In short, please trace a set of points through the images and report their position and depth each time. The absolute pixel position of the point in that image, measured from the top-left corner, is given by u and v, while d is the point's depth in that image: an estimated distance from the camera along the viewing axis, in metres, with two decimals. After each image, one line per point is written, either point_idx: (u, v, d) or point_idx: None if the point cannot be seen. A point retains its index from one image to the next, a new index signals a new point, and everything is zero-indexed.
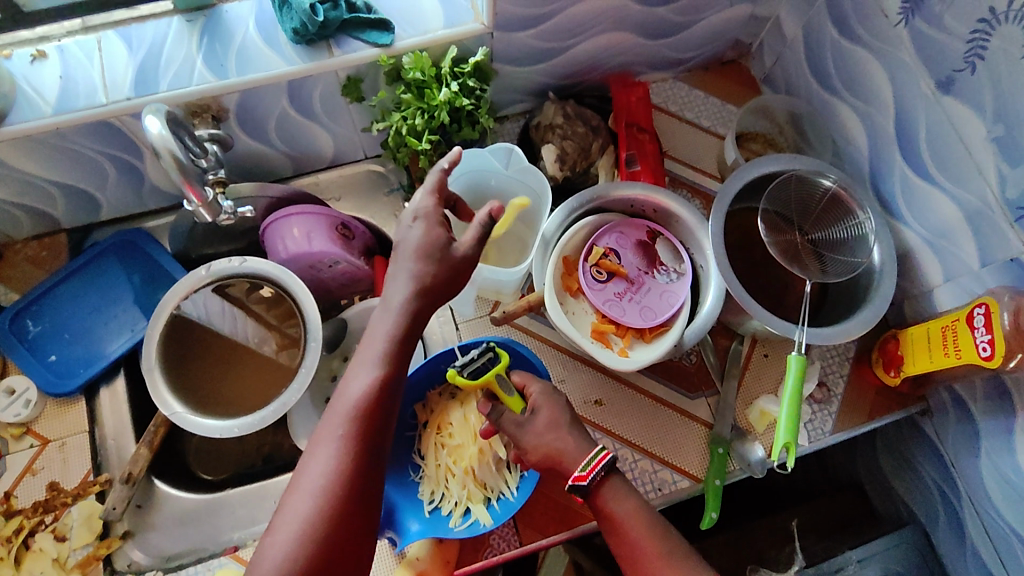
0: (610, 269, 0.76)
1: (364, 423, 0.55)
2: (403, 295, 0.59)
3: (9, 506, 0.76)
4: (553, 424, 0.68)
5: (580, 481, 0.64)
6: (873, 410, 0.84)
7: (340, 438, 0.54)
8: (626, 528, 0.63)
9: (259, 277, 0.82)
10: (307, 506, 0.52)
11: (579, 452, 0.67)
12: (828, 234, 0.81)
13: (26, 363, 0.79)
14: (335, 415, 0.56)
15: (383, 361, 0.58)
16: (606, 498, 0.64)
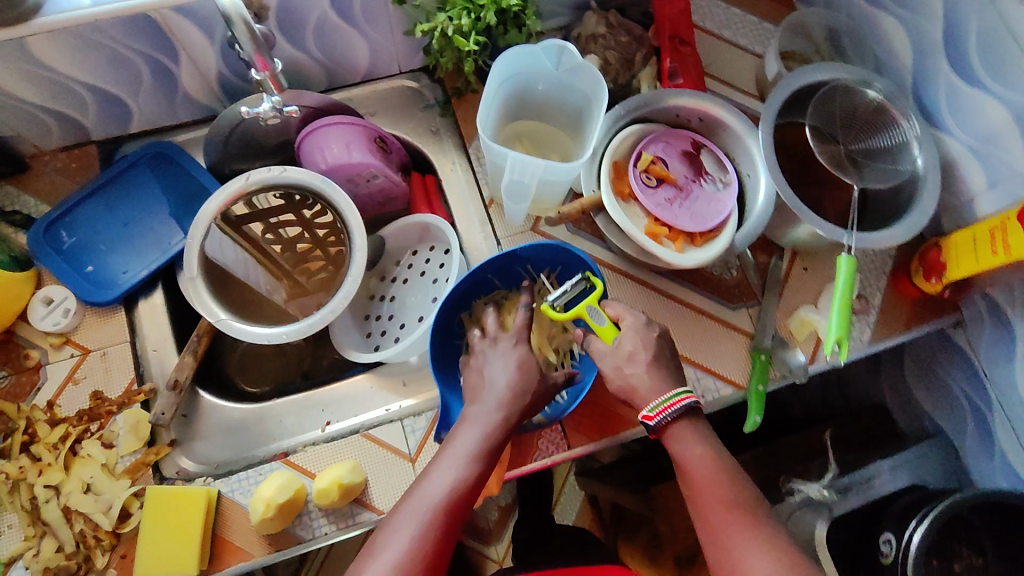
0: (659, 175, 0.76)
1: (473, 476, 0.60)
2: (514, 354, 0.68)
3: (53, 415, 0.75)
4: (633, 355, 0.68)
5: (648, 420, 0.65)
6: (910, 320, 0.85)
7: (431, 512, 0.58)
8: (692, 473, 0.63)
9: (285, 213, 0.87)
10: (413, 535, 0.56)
11: (653, 389, 0.66)
12: (870, 145, 0.81)
13: (64, 272, 0.78)
14: (455, 448, 0.61)
15: (503, 407, 0.64)
16: (673, 438, 0.65)
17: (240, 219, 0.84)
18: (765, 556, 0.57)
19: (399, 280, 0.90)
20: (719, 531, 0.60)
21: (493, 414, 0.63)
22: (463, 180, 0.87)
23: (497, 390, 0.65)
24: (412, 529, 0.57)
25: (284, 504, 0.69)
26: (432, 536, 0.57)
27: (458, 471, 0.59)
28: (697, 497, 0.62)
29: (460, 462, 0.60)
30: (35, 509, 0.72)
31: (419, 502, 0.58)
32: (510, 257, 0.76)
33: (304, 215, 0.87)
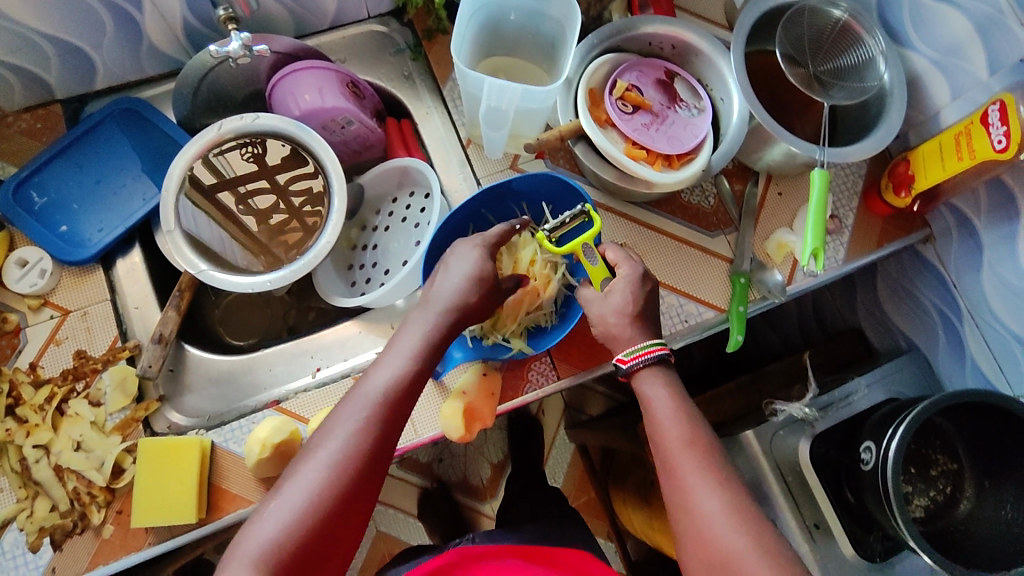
0: (635, 102, 0.76)
1: (384, 420, 0.58)
2: (450, 283, 0.64)
3: (36, 376, 0.73)
4: (622, 311, 0.68)
5: (621, 364, 0.67)
6: (881, 237, 0.88)
7: (342, 455, 0.55)
8: (655, 418, 0.64)
9: (258, 180, 0.87)
10: (317, 480, 0.54)
11: (631, 336, 0.68)
12: (840, 64, 0.82)
13: (37, 233, 0.76)
14: (361, 397, 0.59)
15: (418, 355, 0.62)
16: (642, 384, 0.67)
17: (213, 187, 0.84)
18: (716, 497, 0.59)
19: (380, 228, 0.89)
20: (675, 471, 0.61)
21: (436, 315, 0.64)
22: (439, 124, 0.87)
23: (440, 292, 0.65)
24: (354, 424, 0.57)
25: (280, 445, 0.69)
26: (373, 430, 0.57)
27: (400, 370, 0.60)
28: (660, 439, 0.63)
29: (400, 366, 0.61)
30: (26, 471, 0.71)
31: (362, 398, 0.59)
32: (498, 190, 0.76)
33: (276, 181, 0.87)
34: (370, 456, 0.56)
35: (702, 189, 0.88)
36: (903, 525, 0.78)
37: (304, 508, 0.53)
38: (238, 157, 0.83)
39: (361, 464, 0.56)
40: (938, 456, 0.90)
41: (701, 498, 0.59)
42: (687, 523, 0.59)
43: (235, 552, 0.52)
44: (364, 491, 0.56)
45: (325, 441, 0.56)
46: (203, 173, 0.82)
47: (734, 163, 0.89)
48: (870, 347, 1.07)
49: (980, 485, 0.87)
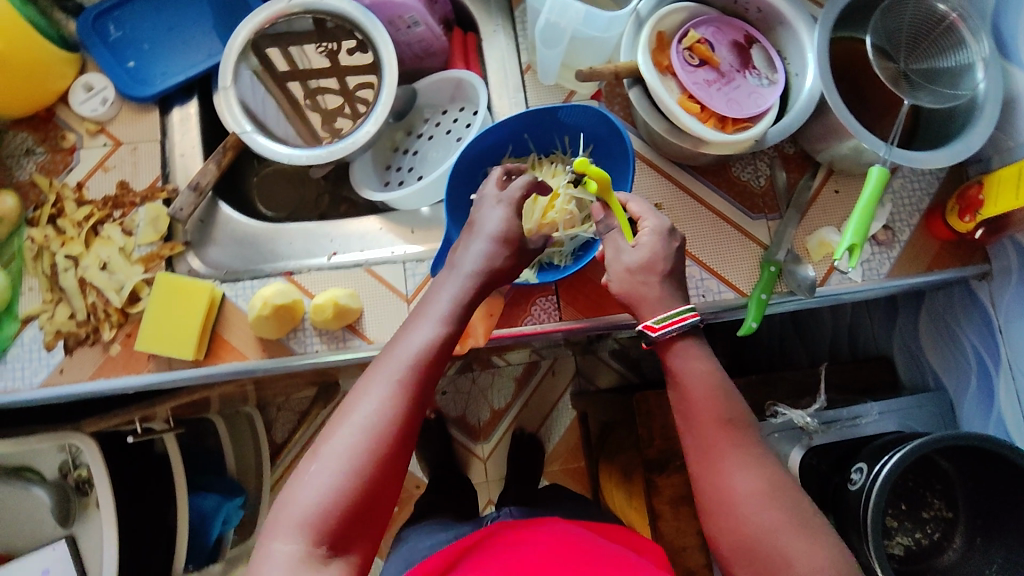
0: (703, 56, 0.73)
1: (419, 384, 0.57)
2: (477, 256, 0.64)
3: (81, 196, 0.78)
4: (648, 267, 0.64)
5: (649, 331, 0.63)
6: (934, 261, 0.83)
7: (385, 419, 0.54)
8: (685, 383, 0.62)
9: (327, 80, 0.88)
10: (355, 444, 0.53)
11: (662, 302, 0.64)
12: (933, 65, 0.76)
13: (106, 62, 0.80)
14: (395, 358, 0.58)
15: (446, 319, 0.61)
16: (674, 351, 0.63)
17: (286, 75, 0.86)
18: (751, 472, 0.58)
19: (424, 137, 0.90)
20: (700, 443, 0.60)
21: (462, 281, 0.63)
22: (503, 43, 0.86)
23: (465, 257, 0.65)
24: (388, 387, 0.56)
25: (280, 307, 0.73)
26: (411, 393, 0.56)
27: (433, 331, 0.59)
28: (691, 411, 0.61)
29: (432, 327, 0.60)
30: (55, 276, 0.77)
31: (394, 359, 0.58)
32: (545, 116, 0.75)
33: (346, 82, 0.88)
34: (408, 416, 0.55)
35: (755, 168, 0.84)
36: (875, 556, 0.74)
37: (348, 468, 0.52)
38: (315, 51, 0.86)
39: (399, 426, 0.54)
40: (934, 500, 0.86)
41: (734, 473, 0.58)
42: (714, 493, 0.58)
43: (281, 514, 0.51)
44: (404, 454, 0.55)
45: (360, 403, 0.55)
46: (278, 58, 0.85)
47: (795, 149, 0.84)
48: (896, 379, 1.02)
49: (971, 540, 0.82)
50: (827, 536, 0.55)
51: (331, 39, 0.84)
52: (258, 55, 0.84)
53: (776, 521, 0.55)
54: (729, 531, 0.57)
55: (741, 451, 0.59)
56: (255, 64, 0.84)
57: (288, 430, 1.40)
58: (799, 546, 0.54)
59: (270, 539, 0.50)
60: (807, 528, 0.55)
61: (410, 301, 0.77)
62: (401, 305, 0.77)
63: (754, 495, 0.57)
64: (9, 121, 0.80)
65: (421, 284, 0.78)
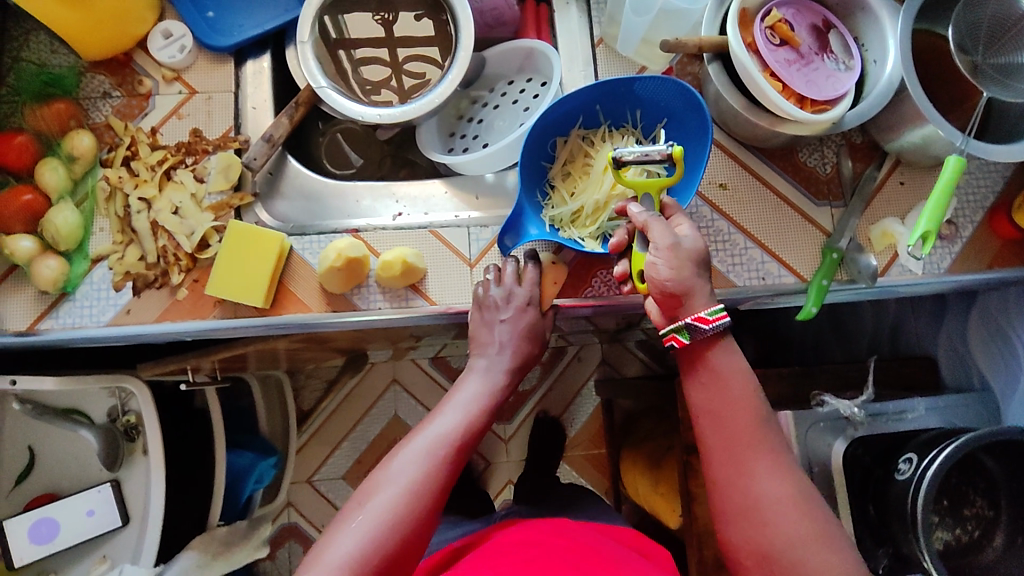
0: (784, 36, 0.74)
1: (452, 455, 0.63)
2: (503, 357, 0.73)
3: (154, 140, 0.80)
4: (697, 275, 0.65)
5: (700, 323, 0.64)
6: (995, 259, 0.83)
7: (421, 482, 0.60)
8: (721, 387, 0.64)
9: (372, 52, 0.91)
10: (393, 503, 0.58)
11: (707, 299, 0.65)
12: (1012, 60, 0.75)
13: (186, 10, 0.81)
14: (432, 433, 0.64)
15: (478, 407, 0.68)
16: (714, 350, 0.65)
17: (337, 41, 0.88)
18: (777, 481, 0.61)
19: (489, 106, 0.91)
20: (731, 444, 0.63)
21: (489, 379, 0.71)
22: (575, 17, 0.86)
23: (499, 345, 0.73)
24: (425, 462, 0.61)
25: (354, 260, 0.73)
26: (444, 464, 0.62)
27: (468, 413, 0.67)
28: (723, 412, 0.64)
29: (467, 411, 0.67)
30: (126, 219, 0.77)
31: (431, 432, 0.65)
32: (622, 88, 0.76)
33: (394, 54, 0.92)
34: (440, 485, 0.61)
35: (822, 154, 0.84)
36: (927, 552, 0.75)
37: (377, 531, 0.57)
38: (369, 22, 0.91)
39: (430, 501, 0.60)
40: (977, 498, 0.85)
41: (762, 479, 0.61)
42: (742, 495, 0.61)
43: (318, 561, 0.56)
44: (432, 517, 0.60)
45: (394, 473, 0.61)
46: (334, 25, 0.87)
47: (863, 139, 0.84)
48: (938, 380, 1.02)
49: (1013, 539, 0.83)
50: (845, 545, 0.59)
51: (389, 10, 0.91)
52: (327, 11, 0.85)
53: (797, 531, 0.59)
54: (749, 536, 0.60)
55: (771, 458, 0.62)
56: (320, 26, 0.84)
57: (314, 399, 1.46)
58: (820, 559, 0.58)
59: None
60: (828, 542, 0.58)
61: (473, 265, 0.79)
62: (465, 269, 0.78)
63: (780, 503, 0.60)
64: (87, 64, 0.81)
65: (484, 249, 0.79)
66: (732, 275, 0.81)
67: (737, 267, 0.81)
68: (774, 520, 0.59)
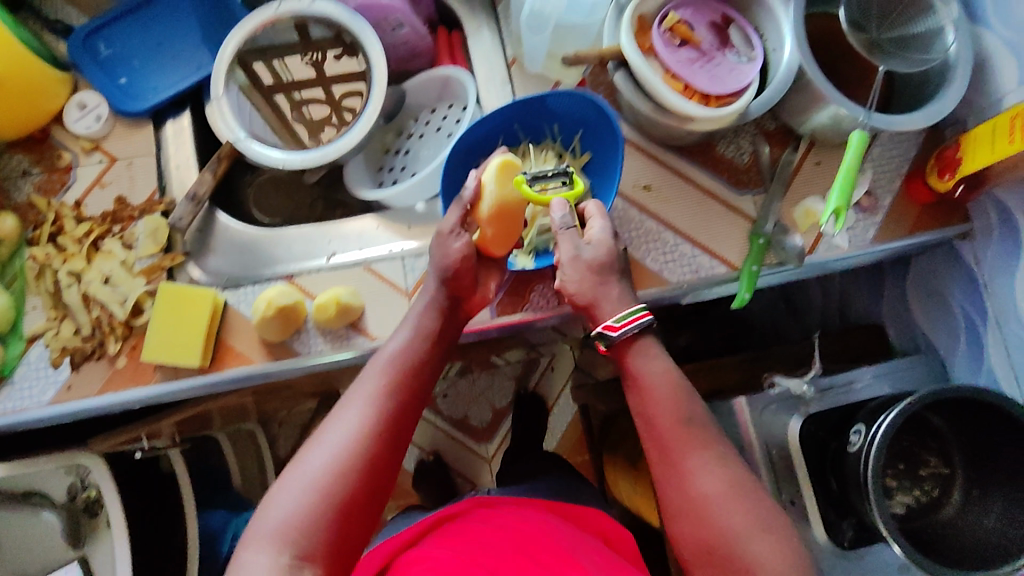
0: (683, 36, 0.75)
1: (389, 390, 0.65)
2: (431, 284, 0.74)
3: (79, 213, 0.79)
4: (603, 274, 0.70)
5: (611, 330, 0.68)
6: (916, 225, 0.85)
7: (363, 420, 0.62)
8: (653, 393, 0.67)
9: (308, 91, 0.93)
10: (337, 445, 0.60)
11: (619, 302, 0.69)
12: (905, 32, 0.78)
13: (98, 79, 0.81)
14: (371, 373, 0.67)
15: (415, 337, 0.70)
16: (633, 354, 0.68)
17: (270, 87, 0.89)
18: (718, 472, 0.62)
19: (414, 136, 0.92)
20: (669, 446, 0.64)
21: (423, 320, 0.72)
22: (488, 39, 0.87)
23: (423, 299, 0.74)
24: (368, 405, 0.63)
25: (285, 308, 0.74)
26: (385, 398, 0.65)
27: (405, 342, 0.69)
28: (655, 419, 0.66)
29: (404, 340, 0.69)
30: (58, 294, 0.77)
31: (372, 370, 0.68)
32: (535, 105, 0.77)
33: (331, 92, 0.93)
34: (386, 419, 0.63)
35: (738, 145, 0.86)
36: (877, 511, 0.76)
37: (320, 479, 0.58)
38: (300, 62, 0.90)
39: (378, 444, 0.61)
40: (931, 458, 0.89)
41: (699, 472, 0.62)
42: (682, 490, 0.63)
43: (259, 522, 0.57)
44: (384, 449, 0.62)
45: (337, 424, 0.62)
46: (263, 72, 0.88)
47: (776, 124, 0.86)
48: (888, 345, 1.05)
49: (969, 492, 0.85)
50: (790, 537, 0.60)
51: (315, 50, 0.88)
52: (243, 70, 0.83)
53: (743, 523, 0.60)
54: (692, 532, 0.61)
55: (708, 449, 0.64)
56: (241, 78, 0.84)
57: (289, 444, 1.43)
58: (765, 547, 0.58)
59: (244, 551, 0.56)
60: (773, 529, 0.60)
61: (411, 294, 0.79)
62: (403, 301, 0.79)
63: (721, 495, 0.61)
64: (4, 144, 0.81)
65: (421, 276, 0.80)
66: (666, 271, 0.83)
67: (669, 264, 0.83)
68: (720, 514, 0.60)
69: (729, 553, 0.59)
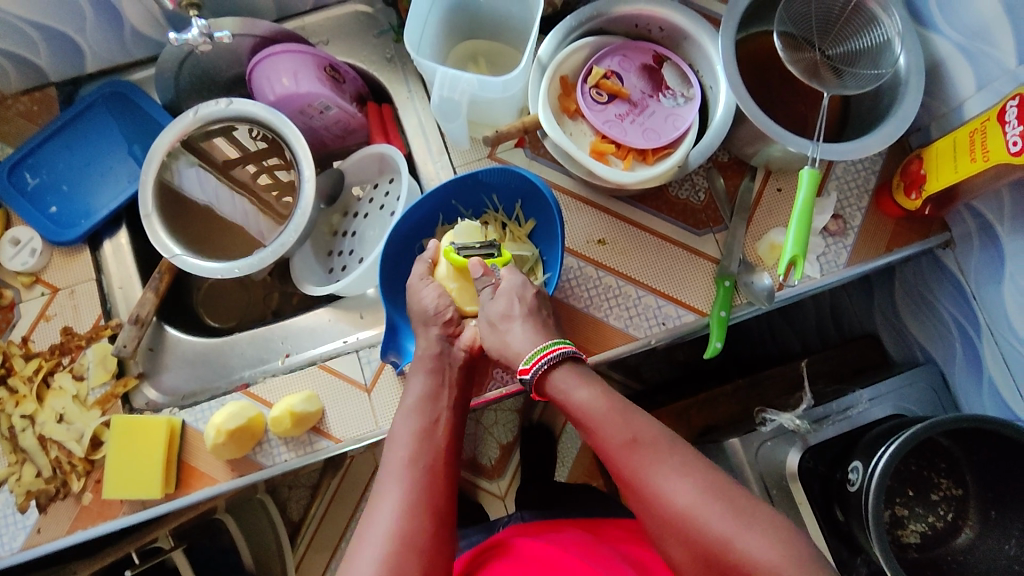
0: (611, 91, 0.73)
1: (417, 476, 0.60)
2: (427, 359, 0.69)
3: (27, 350, 0.78)
4: (506, 313, 0.66)
5: (525, 374, 0.63)
6: (892, 240, 0.80)
7: (403, 516, 0.57)
8: (592, 422, 0.59)
9: (271, 156, 0.87)
10: (381, 549, 0.56)
11: (530, 342, 0.64)
12: (849, 48, 0.74)
13: (27, 213, 0.80)
14: (394, 461, 0.62)
15: (426, 416, 0.65)
16: (556, 390, 0.62)
17: (227, 163, 0.87)
18: (685, 479, 0.55)
19: (360, 215, 0.88)
20: (628, 474, 0.57)
21: (424, 380, 0.67)
22: (419, 109, 0.86)
23: (416, 366, 0.69)
24: (399, 487, 0.59)
25: (235, 431, 0.71)
26: (417, 486, 0.60)
27: (415, 424, 0.64)
28: (601, 444, 0.59)
29: (413, 422, 0.64)
30: (15, 438, 0.76)
31: (393, 458, 0.62)
32: (469, 181, 0.75)
33: (285, 156, 0.86)
34: (422, 509, 0.58)
35: (691, 183, 0.82)
36: (880, 552, 0.71)
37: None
38: (246, 133, 0.84)
39: (424, 528, 0.58)
40: (941, 480, 0.82)
41: (670, 487, 0.55)
42: (654, 510, 0.56)
43: None
44: (431, 540, 0.57)
45: (377, 517, 0.58)
46: (220, 146, 0.85)
47: (729, 156, 0.83)
48: (886, 356, 1.00)
49: (985, 515, 0.79)
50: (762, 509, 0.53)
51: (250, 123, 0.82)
52: (190, 156, 0.84)
53: (725, 525, 0.52)
54: (683, 547, 0.54)
55: (670, 458, 0.57)
56: (193, 160, 0.84)
57: (303, 508, 1.16)
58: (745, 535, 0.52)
59: None
60: (754, 516, 0.53)
61: (370, 389, 0.76)
62: (362, 396, 0.76)
63: (698, 501, 0.54)
64: None
65: (377, 370, 0.77)
66: (631, 328, 0.78)
67: (632, 320, 0.77)
68: (703, 523, 0.53)
69: (731, 561, 0.52)
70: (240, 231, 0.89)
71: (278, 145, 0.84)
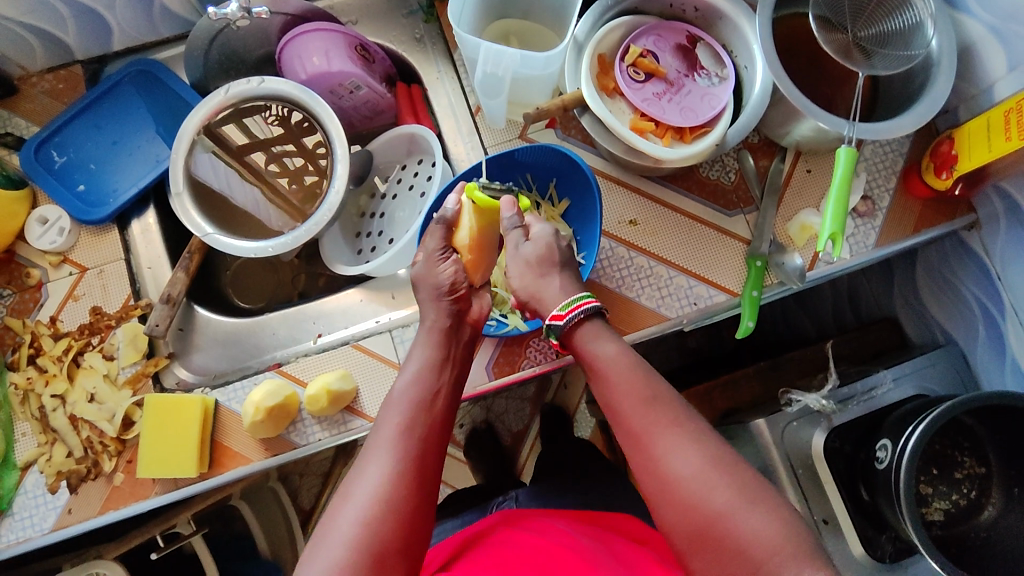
0: (648, 70, 0.73)
1: (406, 441, 0.55)
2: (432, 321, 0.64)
3: (55, 329, 0.77)
4: (541, 265, 0.65)
5: (557, 320, 0.62)
6: (919, 222, 0.81)
7: (386, 481, 0.52)
8: (611, 376, 0.59)
9: (285, 143, 0.85)
10: (358, 513, 0.51)
11: (561, 291, 0.64)
12: (881, 31, 0.74)
13: (55, 191, 0.79)
14: (386, 424, 0.57)
15: (426, 381, 0.60)
16: (582, 342, 0.61)
17: (240, 149, 0.85)
18: (693, 445, 0.54)
19: (388, 197, 0.88)
20: (638, 435, 0.56)
21: (426, 346, 0.62)
22: (448, 89, 0.86)
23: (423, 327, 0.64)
24: (386, 451, 0.54)
25: (273, 408, 0.72)
26: (406, 454, 0.54)
27: (409, 390, 0.59)
28: (615, 402, 0.58)
29: (411, 386, 0.59)
30: (45, 418, 0.75)
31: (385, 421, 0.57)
32: (505, 159, 0.76)
33: (302, 143, 0.85)
34: (408, 479, 0.53)
35: (722, 164, 0.82)
36: (912, 527, 0.72)
37: (353, 548, 0.49)
38: (263, 119, 0.84)
39: (410, 495, 0.52)
40: (964, 458, 0.83)
41: (674, 453, 0.54)
42: (657, 474, 0.54)
43: None
44: (414, 511, 0.52)
45: (360, 479, 0.53)
46: (233, 133, 0.84)
47: (759, 137, 0.83)
48: (904, 338, 1.01)
49: (1009, 492, 0.80)
50: None
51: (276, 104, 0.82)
52: (211, 139, 0.82)
53: (727, 498, 0.51)
54: (676, 515, 0.53)
55: (679, 426, 0.55)
56: (209, 144, 0.82)
57: (314, 496, 1.15)
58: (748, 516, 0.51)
59: None
60: (758, 495, 0.52)
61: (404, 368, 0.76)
62: (397, 375, 0.76)
63: (700, 471, 0.52)
64: None
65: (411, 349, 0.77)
66: (663, 308, 0.78)
67: (665, 300, 0.78)
68: (704, 493, 0.52)
69: (724, 534, 0.51)
70: (252, 219, 0.86)
71: (297, 129, 0.84)
